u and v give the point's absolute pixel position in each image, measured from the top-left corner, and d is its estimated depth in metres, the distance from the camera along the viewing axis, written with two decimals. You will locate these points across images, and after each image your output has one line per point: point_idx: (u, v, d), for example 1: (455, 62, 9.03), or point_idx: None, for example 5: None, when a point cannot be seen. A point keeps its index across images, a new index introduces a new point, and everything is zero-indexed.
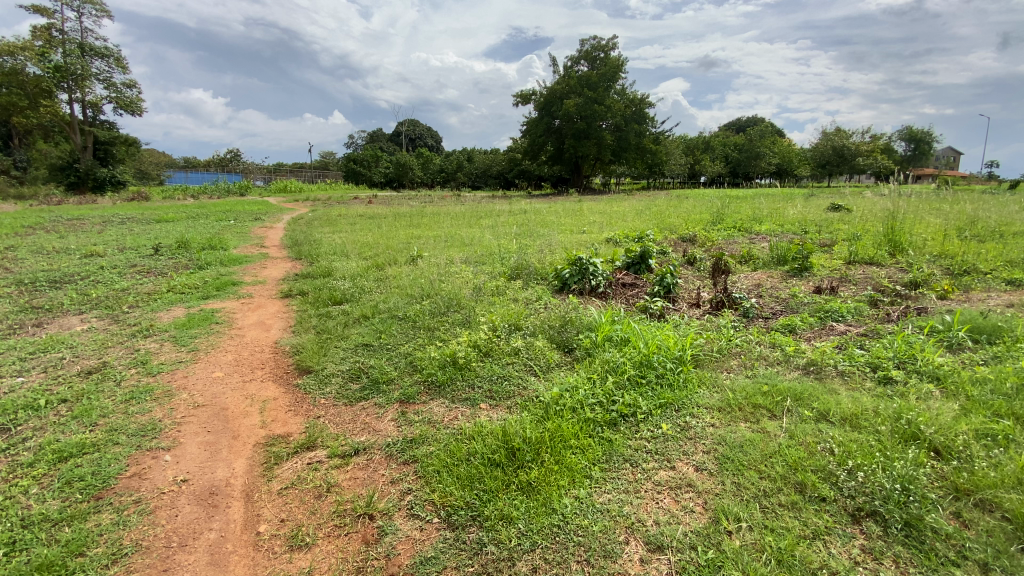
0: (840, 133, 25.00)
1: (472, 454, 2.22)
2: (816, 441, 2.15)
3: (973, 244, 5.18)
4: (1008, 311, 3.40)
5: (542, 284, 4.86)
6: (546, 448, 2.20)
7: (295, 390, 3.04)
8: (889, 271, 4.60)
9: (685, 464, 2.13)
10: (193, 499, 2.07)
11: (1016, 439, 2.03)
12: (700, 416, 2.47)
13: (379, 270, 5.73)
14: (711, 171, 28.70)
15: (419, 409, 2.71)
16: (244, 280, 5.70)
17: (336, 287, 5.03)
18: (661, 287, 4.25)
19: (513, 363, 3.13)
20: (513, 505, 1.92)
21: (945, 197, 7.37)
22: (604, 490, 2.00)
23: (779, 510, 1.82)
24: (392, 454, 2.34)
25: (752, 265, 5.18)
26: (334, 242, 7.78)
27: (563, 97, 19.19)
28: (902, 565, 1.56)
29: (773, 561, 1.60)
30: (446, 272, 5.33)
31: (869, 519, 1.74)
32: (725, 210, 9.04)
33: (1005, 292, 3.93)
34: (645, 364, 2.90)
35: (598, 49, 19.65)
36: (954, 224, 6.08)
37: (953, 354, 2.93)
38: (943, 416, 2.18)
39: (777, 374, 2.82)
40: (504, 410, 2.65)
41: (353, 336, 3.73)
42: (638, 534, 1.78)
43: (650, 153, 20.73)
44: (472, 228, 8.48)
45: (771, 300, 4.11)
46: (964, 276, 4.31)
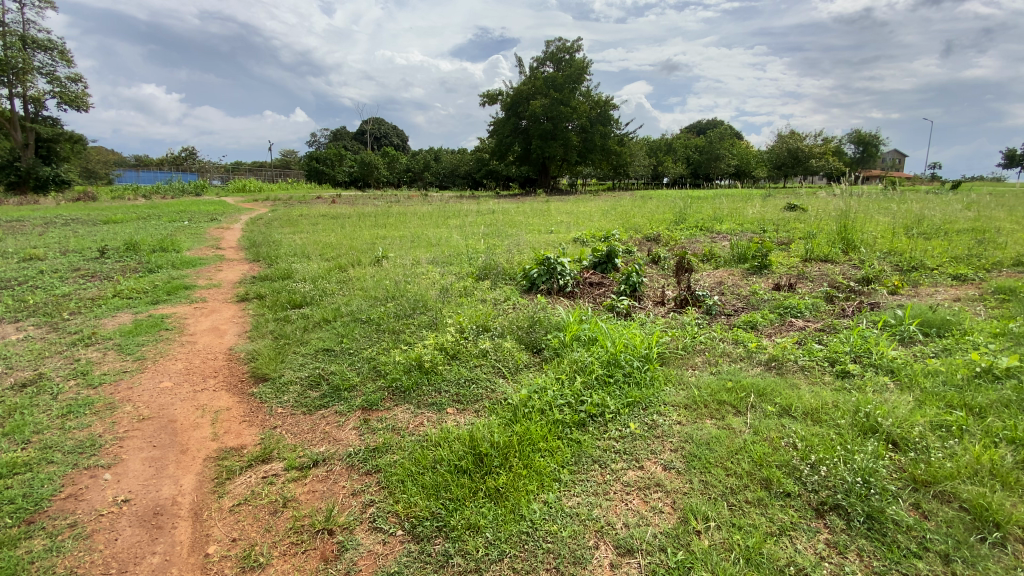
0: (794, 136, 26.04)
1: (438, 461, 2.12)
2: (780, 436, 2.16)
3: (919, 242, 5.44)
4: (954, 305, 3.56)
5: (510, 284, 4.80)
6: (514, 452, 2.12)
7: (250, 399, 2.86)
8: (844, 268, 4.76)
9: (653, 463, 2.10)
10: (135, 520, 1.89)
11: (969, 430, 2.09)
12: (668, 414, 2.45)
13: (341, 271, 5.52)
14: (674, 172, 29.37)
15: (383, 416, 2.59)
16: (197, 284, 5.39)
17: (296, 289, 4.82)
18: (627, 286, 4.26)
19: (480, 365, 3.05)
20: (481, 513, 1.84)
21: (891, 197, 7.75)
22: (573, 494, 1.95)
23: (746, 507, 1.81)
24: (353, 464, 2.21)
25: (715, 263, 5.27)
26: (294, 242, 7.49)
27: (529, 97, 19.21)
28: (866, 559, 1.57)
29: (742, 560, 1.58)
30: (411, 273, 5.19)
31: (833, 513, 1.75)
32: (688, 210, 9.21)
33: (950, 287, 4.12)
34: (613, 363, 2.87)
35: (563, 51, 19.80)
36: (901, 223, 6.37)
37: (906, 347, 3.03)
38: (900, 409, 2.24)
39: (741, 370, 2.84)
40: (472, 414, 2.56)
41: (313, 340, 3.57)
42: (608, 537, 1.73)
43: (615, 154, 21.03)
44: (439, 228, 8.35)
45: (733, 297, 4.17)
46: (912, 272, 4.50)
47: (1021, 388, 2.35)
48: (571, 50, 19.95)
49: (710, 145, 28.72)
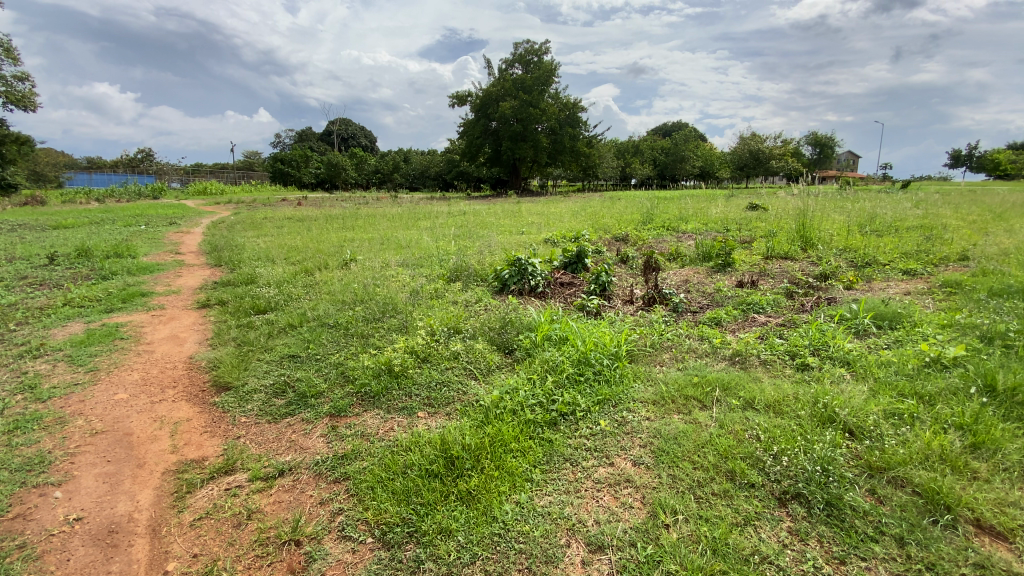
0: (755, 138, 26.95)
1: (408, 466, 2.09)
2: (743, 429, 2.22)
3: (873, 239, 5.70)
4: (904, 299, 3.75)
5: (481, 286, 4.78)
6: (486, 453, 2.11)
7: (212, 409, 2.75)
8: (803, 265, 4.94)
9: (623, 459, 2.13)
10: (87, 540, 1.79)
11: (920, 417, 2.20)
12: (637, 410, 2.49)
13: (308, 276, 5.39)
14: (641, 173, 29.88)
15: (351, 422, 2.54)
16: (155, 290, 5.16)
17: (260, 294, 4.68)
18: (597, 285, 4.31)
19: (452, 368, 3.02)
20: (453, 517, 1.82)
21: (846, 196, 8.09)
22: (544, 493, 1.95)
23: (713, 499, 1.85)
24: (321, 472, 2.16)
25: (680, 262, 5.39)
26: (258, 246, 7.28)
27: (499, 99, 19.23)
28: (826, 544, 1.62)
29: (709, 551, 1.61)
30: (380, 276, 5.11)
31: (794, 501, 1.81)
32: (655, 210, 9.38)
33: (901, 281, 4.33)
34: (583, 362, 2.89)
35: (531, 53, 19.91)
36: (855, 220, 6.66)
37: (861, 339, 3.17)
38: (855, 399, 2.34)
39: (706, 366, 2.91)
40: (443, 417, 2.53)
41: (278, 347, 3.47)
42: (579, 535, 1.74)
43: (584, 155, 21.26)
44: (408, 230, 8.24)
45: (699, 294, 4.27)
46: (866, 267, 4.71)
47: (966, 375, 2.50)
48: (539, 52, 20.07)
49: (675, 147, 29.41)
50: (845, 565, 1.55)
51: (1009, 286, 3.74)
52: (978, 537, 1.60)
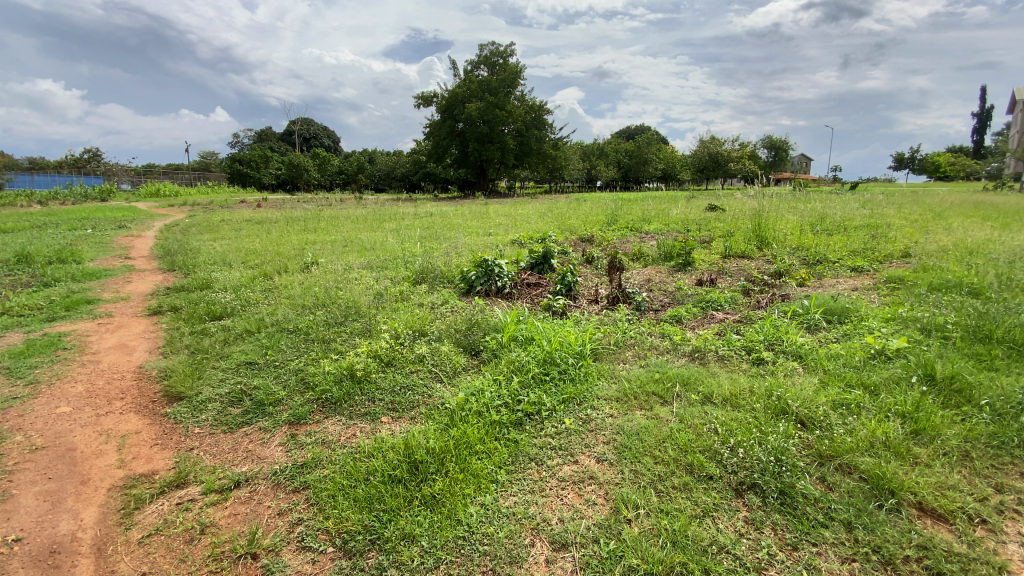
0: (714, 141, 27.83)
1: (371, 472, 2.04)
2: (702, 422, 2.28)
3: (823, 238, 5.97)
4: (851, 294, 3.94)
5: (447, 287, 4.74)
6: (451, 456, 2.09)
7: (163, 420, 2.62)
8: (758, 263, 5.12)
9: (586, 457, 2.15)
10: (26, 562, 1.68)
11: (866, 406, 2.31)
12: (601, 408, 2.52)
13: (267, 280, 5.21)
14: (606, 175, 30.33)
15: (311, 430, 2.46)
16: (101, 297, 4.88)
17: (216, 300, 4.49)
18: (563, 285, 4.35)
19: (417, 371, 2.98)
20: (416, 522, 1.79)
21: (799, 196, 8.45)
22: (509, 494, 1.95)
23: (673, 492, 1.89)
24: (279, 483, 2.08)
25: (643, 261, 5.49)
26: (214, 250, 7.01)
27: (465, 100, 19.16)
28: (780, 532, 1.68)
29: (669, 544, 1.64)
30: (343, 279, 4.99)
31: (750, 492, 1.87)
32: (620, 211, 9.53)
33: (849, 278, 4.54)
34: (549, 361, 2.91)
35: (497, 54, 19.93)
36: (807, 220, 6.95)
37: (812, 333, 3.32)
38: (806, 391, 2.44)
39: (667, 362, 2.98)
40: (408, 421, 2.50)
41: (234, 354, 3.34)
42: (543, 534, 1.74)
43: (550, 157, 21.45)
44: (372, 232, 8.10)
45: (661, 293, 4.37)
46: (818, 265, 4.92)
47: (907, 365, 2.65)
48: (504, 54, 20.13)
49: (639, 150, 30.03)
50: (797, 551, 1.60)
51: (946, 281, 3.98)
52: (920, 520, 1.69)
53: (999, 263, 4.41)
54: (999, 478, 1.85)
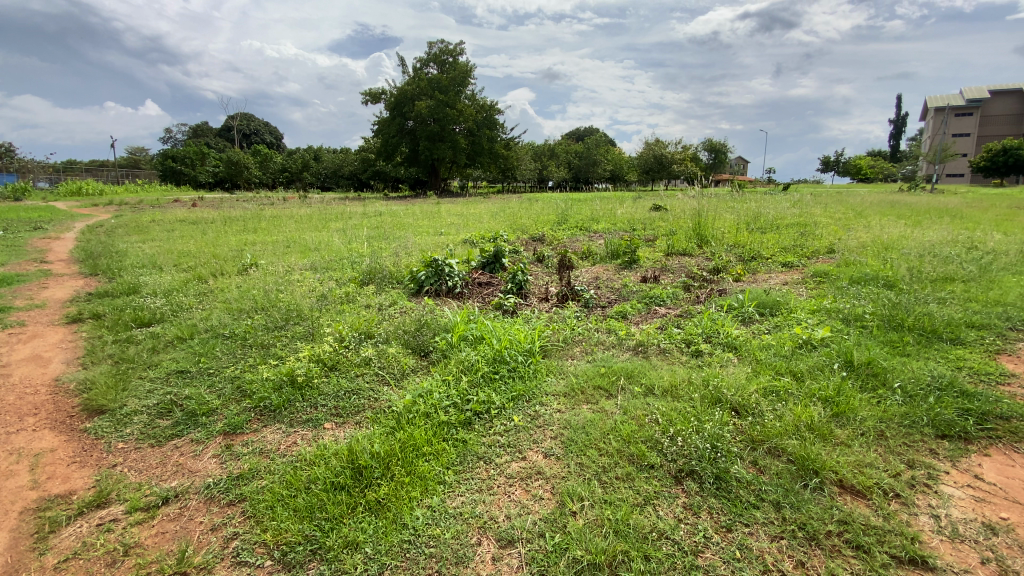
0: (659, 143, 28.82)
1: (312, 480, 1.97)
2: (645, 413, 2.35)
3: (758, 235, 6.32)
4: (782, 288, 4.19)
5: (396, 288, 4.65)
6: (397, 460, 2.04)
7: (82, 436, 2.42)
8: (699, 260, 5.35)
9: (534, 453, 2.16)
10: None
11: (794, 392, 2.46)
12: (549, 404, 2.55)
13: (201, 283, 4.92)
14: (557, 175, 30.72)
15: (248, 439, 2.35)
16: (10, 305, 4.44)
17: (144, 305, 4.20)
18: (513, 284, 4.36)
19: (362, 375, 2.90)
20: (360, 528, 1.74)
21: (736, 197, 8.88)
22: (457, 494, 1.93)
23: (616, 482, 1.94)
24: (213, 497, 1.97)
25: (592, 260, 5.60)
26: (143, 252, 6.55)
27: (414, 98, 18.86)
28: (715, 515, 1.76)
29: (612, 533, 1.68)
30: (285, 280, 4.80)
31: (689, 478, 1.94)
32: (570, 211, 9.68)
33: (781, 273, 4.83)
34: (498, 359, 2.91)
35: (446, 53, 19.79)
36: (743, 218, 7.34)
37: (747, 325, 3.50)
38: (741, 380, 2.57)
39: (613, 357, 3.05)
40: (353, 427, 2.42)
41: (164, 362, 3.13)
42: (490, 532, 1.74)
43: (502, 157, 21.51)
44: (317, 232, 7.81)
45: (608, 290, 4.48)
46: (753, 261, 5.20)
47: (830, 353, 2.84)
48: (454, 53, 20.00)
49: (588, 151, 30.64)
50: (731, 533, 1.68)
51: (865, 275, 4.31)
52: (841, 496, 1.81)
53: (910, 257, 4.82)
54: (910, 455, 2.02)
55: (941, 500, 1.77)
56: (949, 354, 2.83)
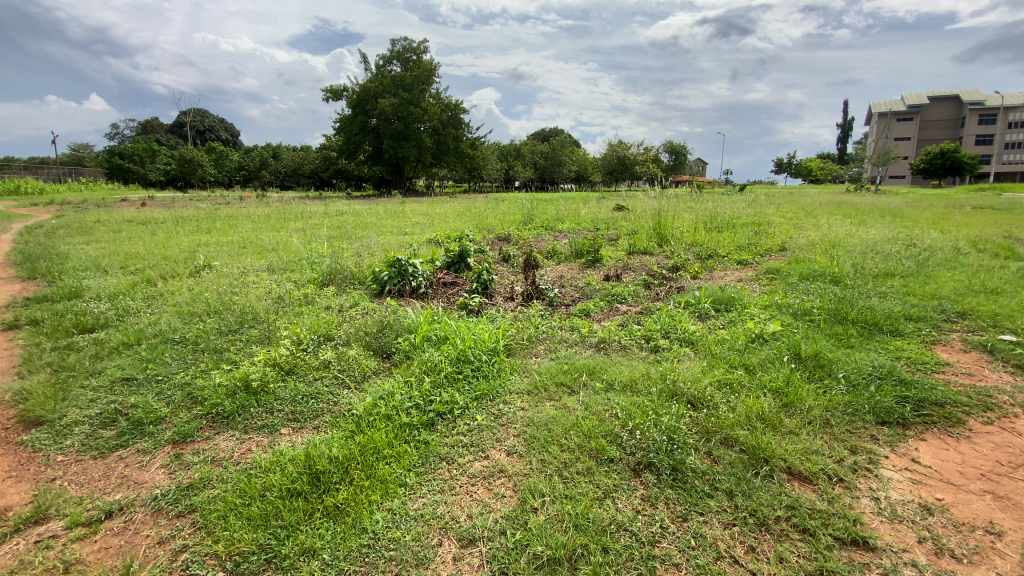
0: (622, 145, 29.35)
1: (268, 488, 1.91)
2: (605, 408, 2.40)
3: (715, 234, 6.53)
4: (737, 285, 4.34)
5: (357, 288, 4.57)
6: (356, 464, 2.00)
7: (17, 449, 2.26)
8: (659, 258, 5.49)
9: (497, 451, 2.17)
10: None
11: (747, 385, 2.56)
12: (512, 402, 2.56)
13: (150, 287, 4.69)
14: (523, 176, 30.83)
15: (200, 447, 2.25)
16: None
17: (86, 310, 3.96)
18: (478, 283, 4.36)
19: (322, 378, 2.84)
20: (318, 535, 1.70)
21: (695, 197, 9.14)
22: (418, 496, 1.91)
23: (577, 477, 1.96)
24: (161, 508, 1.88)
25: (556, 259, 5.66)
26: (86, 254, 6.18)
27: (378, 95, 18.54)
28: (672, 505, 1.81)
29: (572, 528, 1.70)
30: (240, 282, 4.64)
31: (647, 471, 1.99)
32: (535, 211, 9.73)
33: (736, 270, 5.01)
34: (462, 359, 2.90)
35: (409, 50, 19.57)
36: (701, 218, 7.57)
37: (704, 320, 3.61)
38: (697, 374, 2.65)
39: (575, 354, 3.09)
40: (311, 432, 2.36)
41: (108, 370, 2.97)
42: (451, 532, 1.73)
43: (467, 157, 21.44)
44: (276, 233, 7.58)
45: (571, 289, 4.53)
46: (710, 259, 5.37)
47: (780, 346, 2.97)
48: (418, 51, 19.80)
49: (554, 151, 30.90)
50: (686, 522, 1.73)
51: (813, 271, 4.52)
52: (789, 483, 1.90)
53: (854, 254, 5.09)
54: (853, 441, 2.13)
55: (881, 483, 1.87)
56: (888, 345, 3.00)
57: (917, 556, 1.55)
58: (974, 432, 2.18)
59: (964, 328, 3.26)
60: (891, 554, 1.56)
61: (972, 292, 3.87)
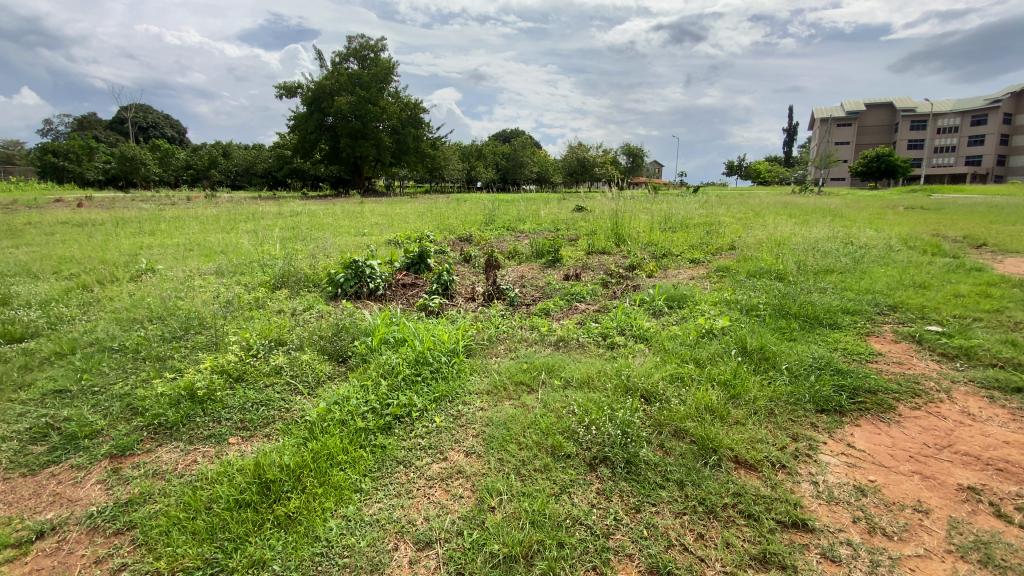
0: (582, 146, 29.80)
1: (215, 500, 1.83)
2: (563, 405, 2.44)
3: (669, 234, 6.74)
4: (689, 282, 4.49)
5: (312, 291, 4.45)
6: (309, 471, 1.95)
7: None
8: (615, 258, 5.61)
9: (456, 452, 2.17)
10: None
11: (698, 378, 2.66)
12: (471, 403, 2.56)
13: (85, 292, 4.41)
14: (485, 176, 30.76)
15: (140, 461, 2.14)
16: None
17: (12, 318, 3.69)
18: (439, 284, 4.33)
19: (273, 384, 2.75)
20: (268, 546, 1.65)
21: (651, 198, 9.41)
22: (374, 501, 1.89)
23: (534, 474, 1.99)
24: (97, 526, 1.78)
25: (517, 259, 5.69)
26: (12, 258, 5.74)
27: (333, 93, 18.10)
28: (626, 497, 1.86)
29: (528, 525, 1.72)
30: (186, 287, 4.43)
31: (602, 465, 2.04)
32: (496, 211, 9.75)
33: (689, 268, 5.19)
34: (421, 361, 2.88)
35: (365, 48, 19.24)
36: (657, 217, 7.80)
37: (658, 317, 3.72)
38: (650, 369, 2.73)
39: (535, 352, 3.12)
40: (261, 440, 2.29)
41: (38, 382, 2.77)
42: (407, 536, 1.72)
43: (428, 157, 21.24)
44: (225, 234, 7.28)
45: (531, 288, 4.57)
46: (664, 258, 5.53)
47: (728, 341, 3.10)
48: (375, 48, 19.48)
49: (515, 152, 31.02)
50: (639, 513, 1.78)
51: (760, 269, 4.74)
52: (736, 470, 1.98)
53: (798, 252, 5.36)
54: (795, 429, 2.24)
55: (819, 468, 1.99)
56: (827, 337, 3.18)
57: (852, 535, 1.65)
58: (904, 417, 2.35)
59: (895, 320, 3.50)
60: (828, 535, 1.65)
61: (902, 286, 4.15)
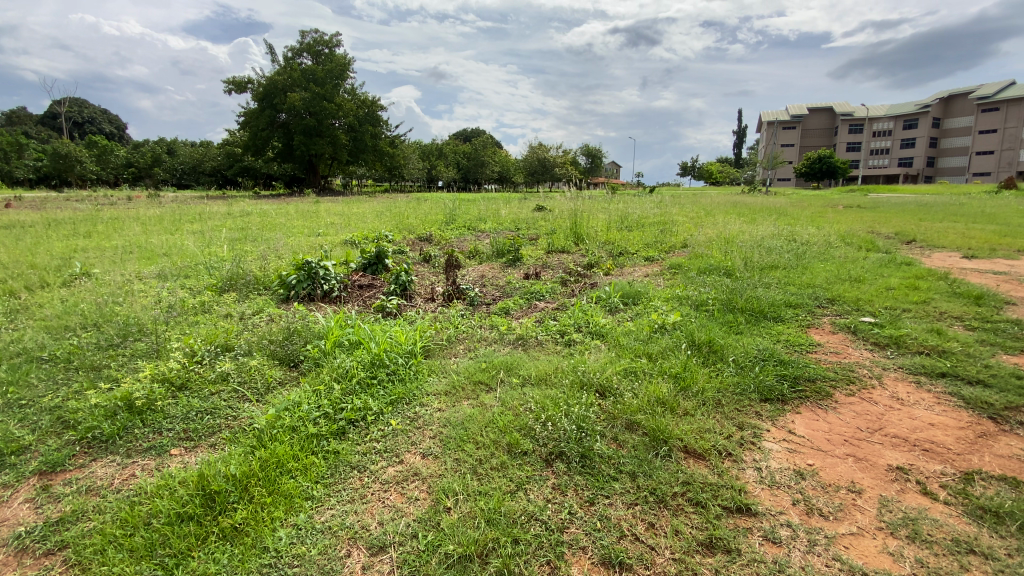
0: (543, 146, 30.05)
1: (155, 514, 1.75)
2: (520, 403, 2.46)
3: (625, 232, 6.90)
4: (644, 280, 4.61)
5: (263, 294, 4.30)
6: (257, 480, 1.89)
7: None
8: (574, 257, 5.70)
9: (412, 455, 2.15)
10: None
11: (651, 372, 2.74)
12: (429, 404, 2.55)
13: (10, 299, 4.09)
14: (447, 176, 30.49)
15: (73, 477, 2.02)
16: None
17: None
18: (397, 285, 4.26)
19: (219, 392, 2.64)
20: (212, 559, 1.60)
21: (608, 198, 9.60)
22: (326, 508, 1.85)
23: (491, 473, 2.00)
24: (25, 548, 1.66)
25: (477, 259, 5.68)
26: None
27: (287, 89, 17.53)
28: (580, 491, 1.90)
29: (483, 523, 1.73)
30: (125, 291, 4.19)
31: (558, 460, 2.07)
32: (456, 211, 9.70)
33: (644, 266, 5.34)
34: (377, 363, 2.83)
35: (320, 43, 18.74)
36: (614, 216, 7.98)
37: (614, 314, 3.81)
38: (605, 365, 2.79)
39: (494, 351, 3.14)
40: (206, 450, 2.20)
41: None
42: (361, 541, 1.69)
43: (388, 155, 20.89)
44: (170, 236, 6.94)
45: (491, 287, 4.58)
46: (621, 256, 5.67)
47: (679, 335, 3.21)
48: (330, 44, 19.01)
49: (476, 151, 30.93)
50: (593, 505, 1.83)
51: (710, 266, 4.92)
52: (685, 460, 2.06)
53: (745, 249, 5.61)
54: (741, 418, 2.35)
55: (762, 454, 2.09)
56: (771, 330, 3.35)
57: (791, 517, 1.75)
58: (840, 403, 2.50)
59: (833, 312, 3.72)
60: (769, 518, 1.75)
61: (840, 280, 4.41)
